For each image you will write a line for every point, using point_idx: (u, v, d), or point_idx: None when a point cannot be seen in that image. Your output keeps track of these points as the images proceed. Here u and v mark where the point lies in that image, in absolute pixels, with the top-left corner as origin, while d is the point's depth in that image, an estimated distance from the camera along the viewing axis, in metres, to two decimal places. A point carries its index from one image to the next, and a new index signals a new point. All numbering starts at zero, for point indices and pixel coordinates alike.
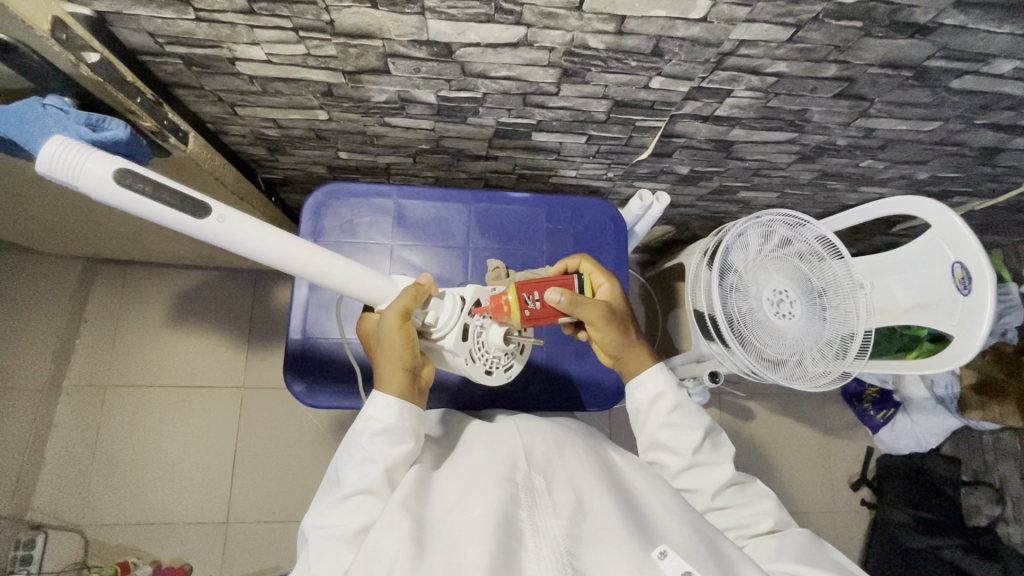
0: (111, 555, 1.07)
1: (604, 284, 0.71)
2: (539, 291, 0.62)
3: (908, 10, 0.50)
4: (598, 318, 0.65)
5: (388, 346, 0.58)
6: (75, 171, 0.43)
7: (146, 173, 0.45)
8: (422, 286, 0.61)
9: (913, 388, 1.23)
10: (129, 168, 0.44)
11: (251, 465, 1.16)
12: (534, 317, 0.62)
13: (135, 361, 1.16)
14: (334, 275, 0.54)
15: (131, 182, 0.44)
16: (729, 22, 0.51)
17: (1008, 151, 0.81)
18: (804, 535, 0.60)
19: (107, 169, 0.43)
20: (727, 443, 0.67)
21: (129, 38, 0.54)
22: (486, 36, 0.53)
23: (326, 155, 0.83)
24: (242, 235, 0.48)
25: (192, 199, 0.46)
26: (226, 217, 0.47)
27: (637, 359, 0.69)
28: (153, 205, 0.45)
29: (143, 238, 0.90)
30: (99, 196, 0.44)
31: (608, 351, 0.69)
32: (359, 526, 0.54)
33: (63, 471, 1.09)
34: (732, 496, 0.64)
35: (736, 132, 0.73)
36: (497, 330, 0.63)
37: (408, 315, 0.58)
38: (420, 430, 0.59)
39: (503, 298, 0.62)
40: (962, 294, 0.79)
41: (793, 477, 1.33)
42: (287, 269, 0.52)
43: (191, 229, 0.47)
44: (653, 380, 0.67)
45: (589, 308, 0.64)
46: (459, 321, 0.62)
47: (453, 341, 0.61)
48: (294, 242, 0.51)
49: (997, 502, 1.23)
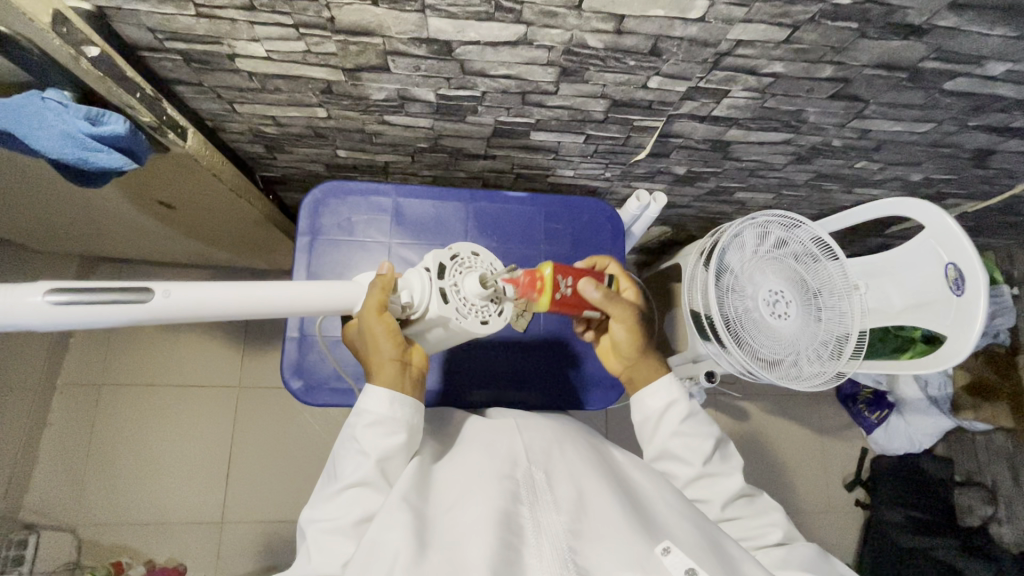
0: (104, 554, 1.06)
1: (629, 288, 0.72)
2: (573, 278, 0.63)
3: (903, 11, 0.51)
4: (626, 316, 0.67)
5: (372, 341, 0.58)
6: (10, 311, 0.43)
7: (75, 286, 0.45)
8: (384, 274, 0.60)
9: (907, 389, 1.24)
10: (61, 286, 0.45)
11: (246, 464, 1.15)
12: (564, 302, 0.62)
13: (129, 360, 1.15)
14: (290, 302, 0.55)
15: (66, 299, 0.44)
16: (726, 22, 0.52)
17: (1000, 153, 0.82)
18: (812, 548, 0.60)
19: (41, 295, 0.44)
20: (738, 457, 0.68)
21: (130, 34, 0.54)
22: (486, 35, 0.53)
23: (325, 153, 0.83)
24: (192, 300, 0.49)
25: (130, 290, 0.46)
26: (169, 291, 0.48)
27: (649, 369, 0.70)
28: (95, 309, 0.45)
29: (140, 236, 0.90)
30: (44, 324, 0.44)
31: (625, 353, 0.71)
32: (356, 518, 0.54)
33: (55, 472, 1.08)
34: (741, 507, 0.64)
35: (733, 133, 0.74)
36: (470, 278, 0.60)
37: (384, 308, 0.58)
38: (416, 421, 0.59)
39: (537, 274, 0.61)
40: (955, 294, 0.80)
41: (788, 477, 1.33)
42: (246, 313, 0.53)
43: (138, 317, 0.47)
44: (667, 388, 0.68)
45: (618, 305, 0.66)
46: (431, 289, 0.59)
47: (436, 309, 0.58)
48: (242, 290, 0.51)
49: (989, 503, 1.26)
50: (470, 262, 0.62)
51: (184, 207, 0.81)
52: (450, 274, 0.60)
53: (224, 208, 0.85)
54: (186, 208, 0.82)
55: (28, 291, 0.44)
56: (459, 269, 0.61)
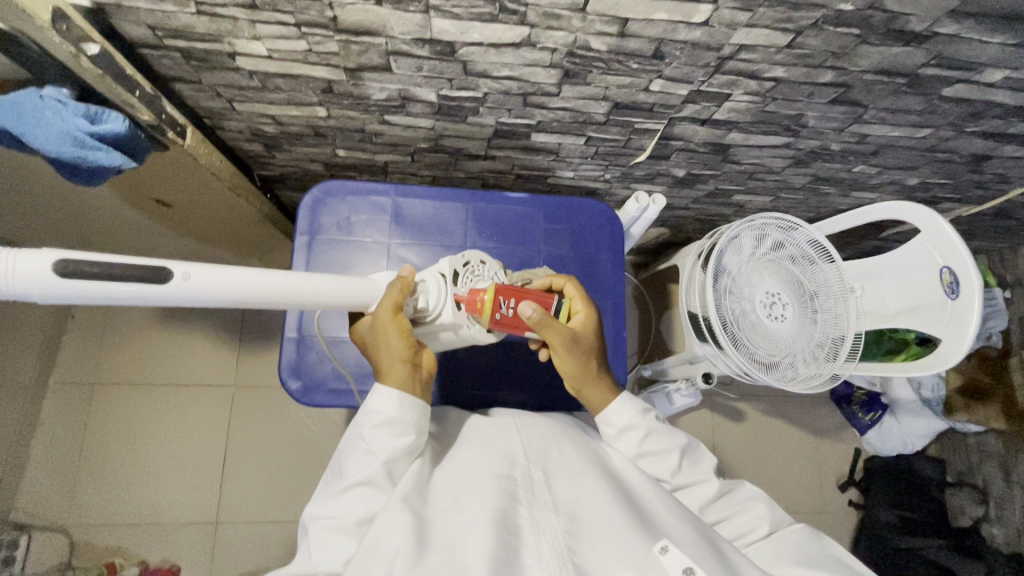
0: (96, 555, 1.05)
1: (581, 313, 0.67)
2: (516, 299, 0.60)
3: (904, 18, 0.51)
4: (563, 343, 0.62)
5: (385, 339, 0.57)
6: (9, 278, 0.40)
7: (84, 257, 0.42)
8: (406, 279, 0.60)
9: (901, 391, 1.25)
10: (66, 256, 0.42)
11: (242, 463, 1.15)
12: (502, 322, 0.60)
13: (125, 358, 1.14)
14: (303, 290, 0.54)
15: (77, 269, 0.42)
16: (730, 26, 0.52)
17: (996, 158, 0.82)
18: (801, 533, 0.61)
19: (45, 265, 0.41)
20: (705, 457, 0.68)
21: (128, 31, 0.53)
22: (489, 36, 0.53)
23: (324, 152, 0.82)
24: (208, 285, 0.47)
25: (145, 267, 0.45)
26: (190, 272, 0.46)
27: (597, 394, 0.67)
28: (106, 283, 0.43)
29: (134, 234, 0.89)
30: (45, 292, 0.42)
31: (566, 379, 0.67)
32: (359, 518, 0.54)
33: (47, 472, 1.07)
34: (723, 508, 0.64)
35: (733, 136, 0.74)
36: (484, 286, 0.62)
37: (399, 309, 0.58)
38: (425, 425, 0.58)
39: (479, 294, 0.60)
40: (950, 297, 0.81)
41: (782, 478, 1.34)
42: (262, 300, 0.52)
43: (150, 296, 0.45)
44: (620, 415, 0.66)
45: (553, 333, 0.61)
46: (448, 296, 0.61)
47: (451, 314, 0.60)
48: (259, 278, 0.50)
49: (981, 503, 1.28)
50: (480, 270, 0.65)
51: (181, 206, 0.80)
52: (464, 281, 0.63)
53: (222, 207, 0.85)
54: (184, 208, 0.81)
55: (26, 258, 0.41)
56: (470, 276, 0.64)
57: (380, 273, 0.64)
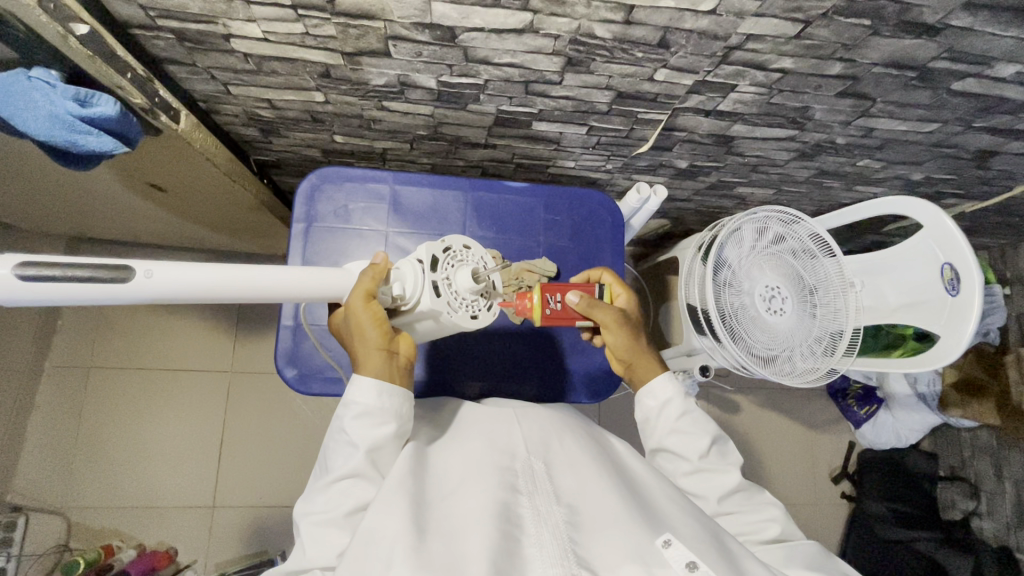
0: (93, 538, 1.06)
1: (622, 294, 0.72)
2: (561, 292, 0.67)
3: (918, 9, 0.50)
4: (613, 321, 0.67)
5: (358, 327, 0.57)
6: None
7: (46, 261, 0.43)
8: (379, 265, 0.60)
9: (897, 385, 1.23)
10: (29, 260, 0.43)
11: (239, 449, 1.15)
12: (553, 317, 0.67)
13: (120, 343, 1.14)
14: (271, 284, 0.54)
15: (37, 272, 0.43)
16: (738, 15, 0.51)
17: (1003, 155, 0.82)
18: (812, 548, 0.61)
19: (6, 267, 0.42)
20: (735, 452, 0.68)
21: (119, 9, 0.52)
22: (492, 22, 0.52)
23: (321, 138, 0.81)
24: (174, 280, 0.48)
25: (106, 267, 0.46)
26: (152, 270, 0.47)
27: (647, 367, 0.69)
28: (70, 285, 0.44)
29: (125, 217, 0.88)
30: (14, 297, 0.43)
31: (619, 357, 0.70)
32: (349, 508, 0.54)
33: (44, 457, 1.07)
34: (738, 502, 0.64)
35: (737, 128, 0.73)
36: (464, 273, 0.61)
37: (373, 296, 0.58)
38: (405, 412, 0.57)
39: (528, 298, 0.67)
40: (950, 294, 0.81)
41: (775, 469, 1.35)
42: (229, 296, 0.52)
43: (119, 295, 0.47)
44: (662, 388, 0.67)
45: (603, 312, 0.66)
46: (424, 282, 0.59)
47: (428, 300, 0.59)
48: (220, 272, 0.50)
49: (972, 497, 1.30)
50: (463, 255, 0.62)
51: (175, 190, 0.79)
52: (443, 266, 0.61)
53: (217, 194, 0.83)
54: (178, 191, 0.80)
55: None
56: (452, 262, 0.61)
57: (355, 262, 0.64)
